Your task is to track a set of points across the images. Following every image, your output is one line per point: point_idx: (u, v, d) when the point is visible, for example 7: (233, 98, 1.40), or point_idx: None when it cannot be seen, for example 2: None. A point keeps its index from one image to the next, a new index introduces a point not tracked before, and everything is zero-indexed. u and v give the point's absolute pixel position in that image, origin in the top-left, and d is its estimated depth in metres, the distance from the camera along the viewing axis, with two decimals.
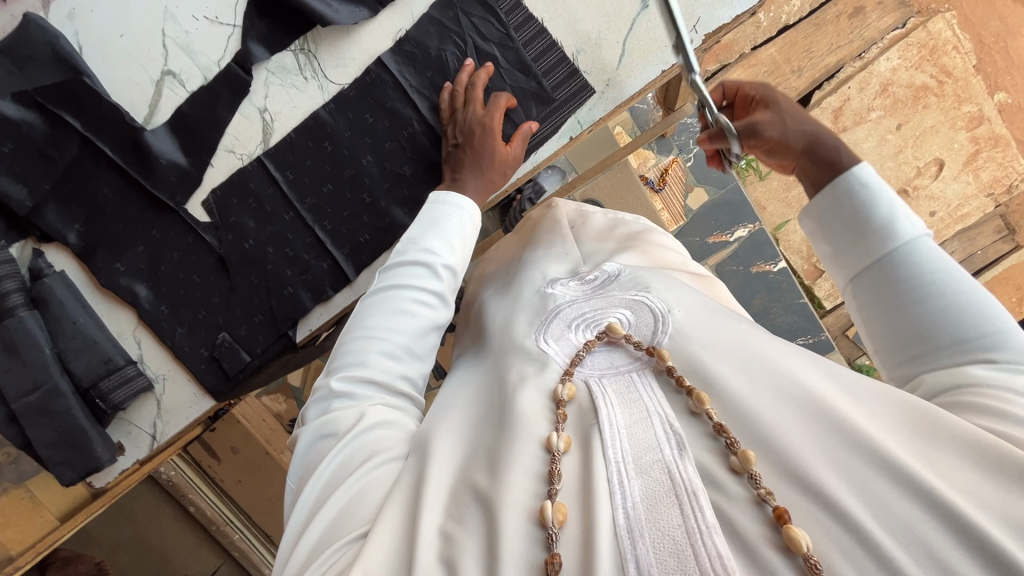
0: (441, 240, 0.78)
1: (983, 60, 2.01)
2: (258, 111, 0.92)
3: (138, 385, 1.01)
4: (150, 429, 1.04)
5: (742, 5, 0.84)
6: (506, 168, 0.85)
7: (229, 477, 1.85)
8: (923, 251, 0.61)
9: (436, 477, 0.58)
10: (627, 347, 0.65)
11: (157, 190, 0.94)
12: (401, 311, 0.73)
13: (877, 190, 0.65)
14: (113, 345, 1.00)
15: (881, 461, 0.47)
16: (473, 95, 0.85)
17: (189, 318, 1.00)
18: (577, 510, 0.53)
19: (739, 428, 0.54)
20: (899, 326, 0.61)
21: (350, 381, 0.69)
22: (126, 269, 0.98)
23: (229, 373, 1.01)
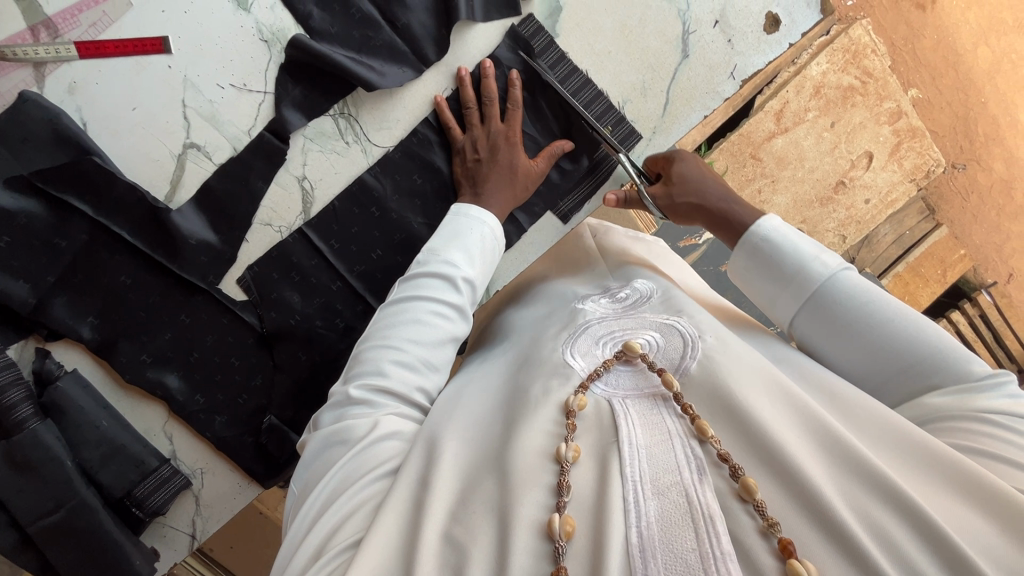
0: (462, 253, 0.76)
1: (897, 61, 1.95)
2: (297, 180, 0.86)
3: (175, 486, 0.91)
4: (189, 529, 0.94)
5: (774, 51, 0.89)
6: (528, 181, 0.84)
7: (219, 543, 1.72)
8: (845, 285, 0.64)
9: (438, 489, 0.54)
10: (643, 368, 0.62)
11: (187, 272, 0.86)
12: (420, 321, 0.70)
13: (787, 239, 0.67)
14: (142, 444, 0.90)
15: (890, 495, 0.46)
16: (489, 108, 0.84)
17: (228, 404, 0.92)
18: (588, 523, 0.50)
19: (750, 456, 0.51)
20: (857, 360, 0.62)
21: (369, 389, 0.65)
22: (153, 359, 0.88)
23: (278, 458, 0.93)
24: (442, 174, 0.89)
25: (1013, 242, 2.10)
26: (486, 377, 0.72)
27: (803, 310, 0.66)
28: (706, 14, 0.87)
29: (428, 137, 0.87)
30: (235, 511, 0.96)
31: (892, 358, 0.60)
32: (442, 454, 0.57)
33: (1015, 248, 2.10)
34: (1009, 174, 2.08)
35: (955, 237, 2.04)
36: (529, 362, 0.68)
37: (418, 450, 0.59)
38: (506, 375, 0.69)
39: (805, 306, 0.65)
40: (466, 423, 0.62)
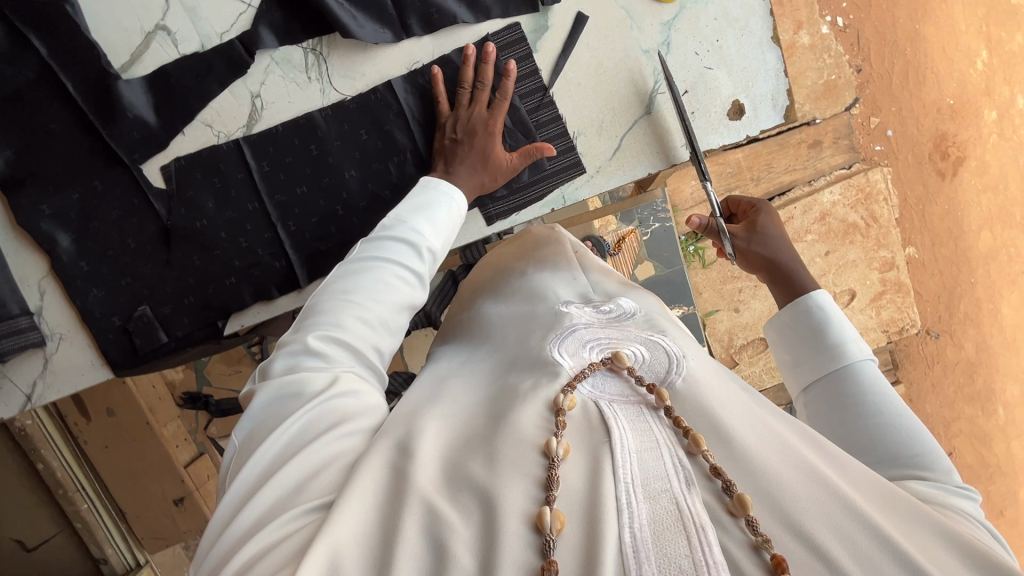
0: (427, 224, 0.76)
1: (904, 217, 2.01)
2: (249, 96, 0.88)
3: (28, 340, 0.91)
4: (27, 389, 0.94)
5: (730, 138, 0.92)
6: (498, 175, 0.86)
7: (96, 440, 1.76)
8: (867, 373, 0.67)
9: (418, 458, 0.53)
10: (628, 380, 0.62)
11: (115, 142, 0.87)
12: (378, 281, 0.69)
13: (839, 320, 0.71)
14: (12, 290, 0.90)
15: (875, 532, 0.46)
16: (479, 91, 0.86)
17: (109, 281, 0.92)
18: (580, 519, 0.48)
19: (743, 475, 0.51)
20: (844, 438, 0.64)
21: (327, 342, 0.63)
22: (52, 213, 0.89)
23: (139, 350, 0.93)
24: (380, 144, 0.90)
25: (961, 423, 2.12)
26: (472, 367, 0.71)
27: (820, 380, 0.69)
28: (680, 82, 0.90)
29: (385, 100, 0.89)
30: (79, 388, 0.96)
31: (867, 441, 0.63)
32: (423, 430, 0.57)
33: (962, 429, 2.12)
34: (976, 358, 2.12)
35: (908, 399, 2.07)
36: (515, 364, 0.67)
37: (398, 424, 0.58)
38: (493, 367, 0.70)
39: (817, 377, 0.69)
40: (453, 405, 0.63)
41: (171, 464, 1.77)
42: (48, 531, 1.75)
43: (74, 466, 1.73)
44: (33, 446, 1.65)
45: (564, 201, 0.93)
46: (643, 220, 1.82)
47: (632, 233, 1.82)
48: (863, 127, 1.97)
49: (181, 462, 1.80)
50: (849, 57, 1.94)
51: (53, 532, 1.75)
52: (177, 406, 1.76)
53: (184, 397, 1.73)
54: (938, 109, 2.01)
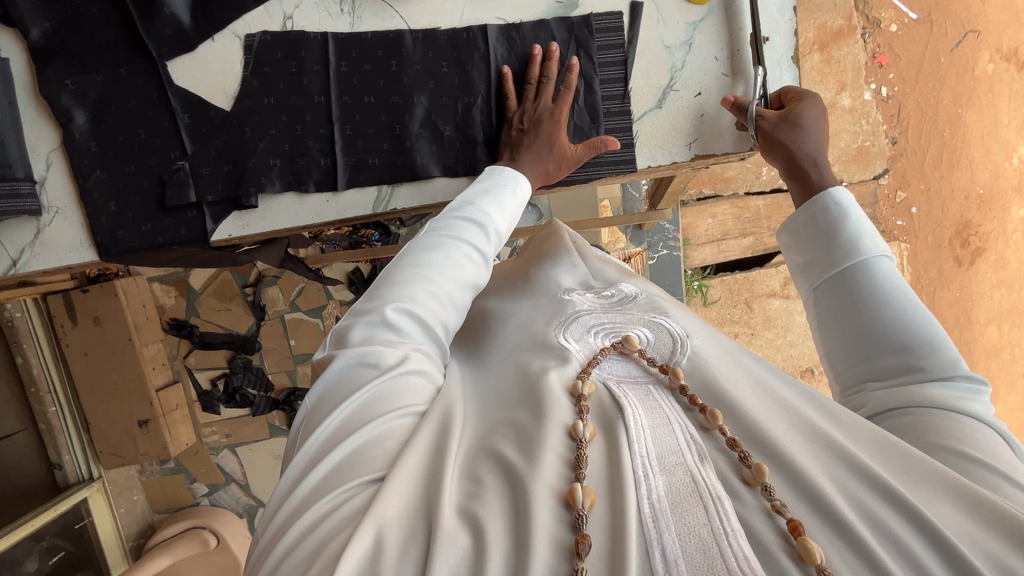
0: (492, 204, 0.76)
1: None
2: (282, 17, 0.92)
3: (25, 206, 0.94)
4: (15, 254, 0.98)
5: (732, 148, 0.93)
6: (563, 163, 0.87)
7: (76, 346, 2.01)
8: (882, 269, 0.66)
9: (451, 440, 0.54)
10: (639, 362, 0.63)
11: (147, 35, 0.91)
12: (450, 256, 0.68)
13: (857, 216, 0.69)
14: (21, 155, 0.94)
15: (892, 497, 0.46)
16: (544, 86, 0.90)
17: (114, 166, 0.95)
18: (603, 496, 0.49)
19: (757, 446, 0.52)
20: (854, 331, 0.65)
21: (398, 314, 0.62)
22: (74, 90, 0.93)
23: (165, 203, 0.95)
24: (445, 85, 0.93)
25: None
26: (492, 340, 0.72)
27: (832, 276, 0.68)
28: (694, 82, 0.92)
29: (409, 44, 0.92)
30: (64, 264, 0.99)
31: (877, 336, 0.64)
32: (456, 411, 0.58)
33: None
34: None
35: None
36: (527, 342, 0.67)
37: (433, 411, 0.58)
38: (518, 333, 0.70)
39: (826, 275, 0.69)
40: (482, 383, 0.65)
41: (143, 384, 2.03)
42: (14, 425, 2.04)
43: (51, 364, 2.02)
44: (18, 340, 1.95)
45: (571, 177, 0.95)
46: (651, 245, 2.06)
47: (640, 255, 2.07)
48: (889, 200, 2.01)
49: (155, 386, 2.05)
50: (887, 128, 1.96)
51: (19, 428, 2.05)
52: (166, 329, 2.12)
53: (172, 322, 2.11)
54: (967, 195, 2.01)
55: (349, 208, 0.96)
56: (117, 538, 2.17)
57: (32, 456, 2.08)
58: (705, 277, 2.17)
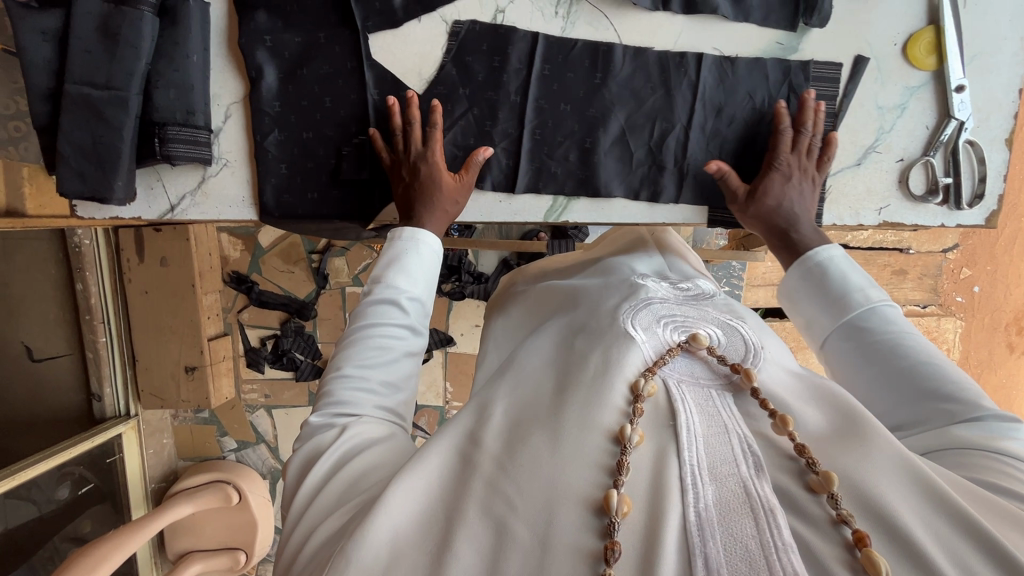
0: (405, 274, 0.73)
1: None
2: (494, 9, 0.90)
3: (198, 154, 0.92)
4: (175, 200, 0.96)
5: (921, 220, 0.92)
6: (458, 199, 0.84)
7: (139, 283, 1.80)
8: (874, 316, 0.67)
9: (486, 444, 0.54)
10: (706, 360, 0.60)
11: (356, 4, 0.89)
12: (369, 348, 0.68)
13: (841, 270, 0.71)
14: (204, 102, 0.91)
15: (967, 522, 0.43)
16: (412, 130, 0.85)
17: (293, 129, 0.93)
18: (643, 503, 0.47)
19: (823, 458, 0.49)
20: (880, 388, 0.64)
21: (330, 416, 0.64)
22: (271, 46, 0.91)
23: (342, 174, 0.93)
24: (646, 108, 0.91)
25: None
26: (545, 327, 0.71)
27: (837, 332, 0.69)
28: (900, 149, 0.90)
29: (616, 59, 0.90)
30: (220, 217, 0.98)
31: (898, 382, 0.62)
32: (493, 413, 0.57)
33: None
34: None
35: None
36: (586, 329, 0.65)
37: (469, 411, 0.59)
38: (567, 323, 0.69)
39: (832, 329, 0.70)
40: (524, 371, 0.63)
41: (196, 333, 1.84)
42: (60, 349, 1.81)
43: (110, 296, 1.80)
44: (84, 265, 1.71)
45: None
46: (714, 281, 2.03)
47: None
48: (953, 275, 1.99)
49: (207, 334, 1.87)
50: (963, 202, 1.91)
51: (64, 352, 1.82)
52: (227, 282, 1.96)
53: (234, 275, 1.96)
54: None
55: (521, 212, 0.94)
56: (142, 476, 1.99)
57: (70, 385, 1.86)
58: None
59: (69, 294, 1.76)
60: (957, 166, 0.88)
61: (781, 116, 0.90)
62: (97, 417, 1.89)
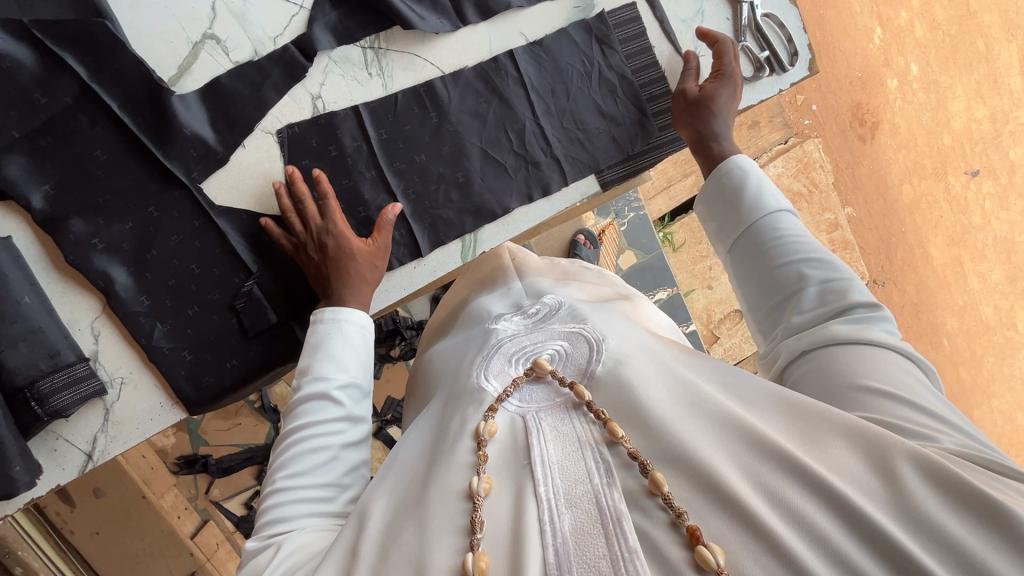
0: (330, 361, 0.69)
1: (840, 181, 2.31)
2: (310, 99, 0.86)
3: (88, 389, 0.81)
4: (88, 447, 0.84)
5: (765, 93, 0.99)
6: (375, 259, 0.83)
7: (83, 528, 1.47)
8: (778, 218, 0.74)
9: (364, 551, 0.48)
10: (553, 383, 0.57)
11: (171, 162, 0.82)
12: (306, 448, 0.62)
13: (748, 178, 0.78)
14: (63, 335, 0.81)
15: (790, 465, 0.44)
16: (307, 208, 0.81)
17: (175, 313, 0.85)
18: (504, 556, 0.44)
19: (650, 447, 0.48)
20: (773, 286, 0.70)
21: (270, 534, 0.57)
22: (106, 246, 0.82)
23: (248, 331, 0.87)
24: (492, 119, 0.92)
25: None
26: (424, 413, 0.66)
27: (743, 234, 0.75)
28: None
29: (441, 92, 0.90)
30: (148, 435, 0.87)
31: (788, 279, 0.69)
32: (371, 515, 0.51)
33: None
34: (918, 300, 2.42)
35: None
36: (451, 399, 0.62)
37: (348, 526, 0.52)
38: (436, 407, 0.64)
39: (738, 232, 0.76)
40: (399, 468, 0.57)
41: (174, 538, 1.56)
42: None
43: (58, 561, 1.43)
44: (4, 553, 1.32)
45: (639, 167, 0.98)
46: (619, 213, 2.11)
47: (611, 225, 2.10)
48: (793, 105, 2.25)
49: (187, 533, 1.58)
50: None
51: None
52: (178, 472, 1.57)
53: (182, 461, 1.56)
54: (851, 81, 2.29)
55: (438, 269, 0.92)
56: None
57: None
58: (666, 226, 2.29)
59: None
60: (767, 39, 0.98)
61: (606, 68, 0.95)
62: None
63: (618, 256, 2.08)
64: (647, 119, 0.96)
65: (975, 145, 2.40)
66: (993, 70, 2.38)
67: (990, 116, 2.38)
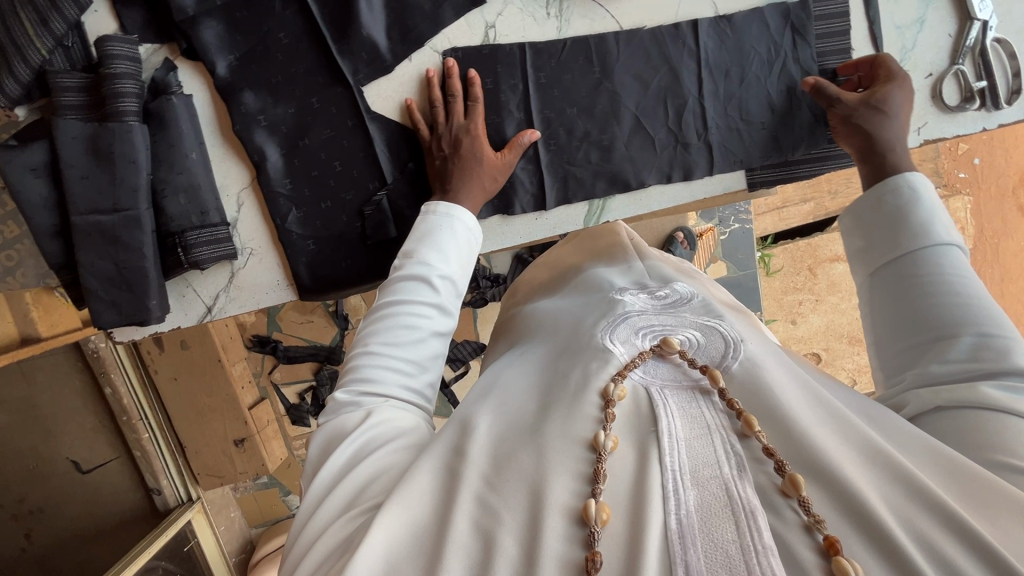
0: (434, 251, 0.70)
1: (979, 250, 2.06)
2: (484, 26, 0.86)
3: (223, 250, 0.89)
4: (209, 301, 0.92)
5: (962, 129, 0.88)
6: (496, 174, 0.81)
7: (166, 373, 1.65)
8: (942, 252, 0.66)
9: (474, 456, 0.49)
10: (679, 364, 0.56)
11: (343, 60, 0.85)
12: (398, 325, 0.64)
13: (927, 200, 0.70)
14: (214, 196, 0.88)
15: (947, 515, 0.40)
16: (454, 105, 0.83)
17: (310, 203, 0.90)
18: (624, 510, 0.44)
19: (789, 451, 0.46)
20: (913, 324, 0.64)
21: (355, 395, 0.60)
22: (268, 125, 0.87)
23: (368, 238, 0.90)
24: (655, 88, 0.87)
25: None
26: (531, 354, 0.66)
27: (895, 261, 0.68)
28: (927, 65, 0.87)
29: (611, 48, 0.86)
30: (259, 306, 0.94)
31: (932, 319, 0.62)
32: (477, 426, 0.52)
33: None
34: None
35: None
36: (569, 350, 0.62)
37: (449, 428, 0.54)
38: (547, 353, 0.64)
39: (888, 258, 0.69)
40: (507, 395, 0.57)
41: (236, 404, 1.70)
42: (106, 455, 1.62)
43: (140, 393, 1.60)
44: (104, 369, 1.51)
45: (794, 175, 0.92)
46: (722, 221, 2.00)
47: (711, 231, 2.00)
48: (952, 153, 2.02)
49: (247, 404, 1.69)
50: None
51: (111, 457, 1.63)
52: (250, 347, 1.74)
53: (255, 339, 1.72)
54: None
55: (557, 226, 0.91)
56: (223, 554, 1.80)
57: (127, 490, 1.66)
58: (767, 247, 2.14)
59: (97, 397, 1.56)
60: (988, 67, 0.86)
61: (791, 60, 0.87)
62: (160, 511, 1.68)
63: (709, 264, 1.99)
64: (820, 124, 0.88)
65: None
66: None
67: None
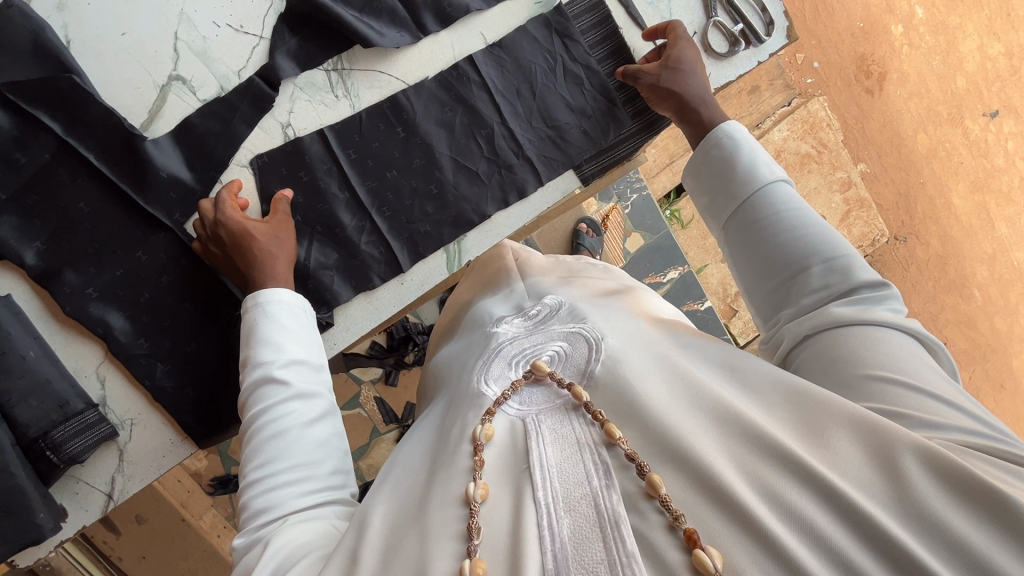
0: (266, 347, 0.69)
1: (850, 138, 2.23)
2: (280, 127, 0.87)
3: (100, 433, 0.84)
4: (107, 487, 0.86)
5: (743, 67, 0.96)
6: (281, 232, 0.81)
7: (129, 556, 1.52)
8: (775, 191, 0.71)
9: (364, 559, 0.47)
10: (553, 386, 0.57)
11: (152, 207, 0.84)
12: (266, 437, 0.62)
13: (747, 146, 0.76)
14: (70, 384, 0.83)
15: (791, 462, 0.44)
16: (206, 213, 0.80)
17: (175, 352, 0.87)
18: (502, 562, 0.44)
19: (650, 449, 0.48)
20: (771, 265, 0.67)
21: (256, 531, 0.56)
22: (100, 294, 0.84)
23: None
24: (461, 127, 0.91)
25: (947, 313, 2.34)
26: (428, 418, 0.66)
27: (739, 209, 0.72)
28: (688, 26, 0.95)
29: (406, 106, 0.89)
30: (162, 471, 0.90)
31: (784, 255, 0.66)
32: (371, 523, 0.51)
33: (948, 318, 2.34)
34: (943, 252, 2.33)
35: None
36: (454, 404, 0.62)
37: (350, 531, 0.52)
38: (438, 414, 0.65)
39: (733, 208, 0.73)
40: (400, 480, 0.57)
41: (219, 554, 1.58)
42: None
43: None
44: None
45: (617, 159, 0.97)
46: (621, 196, 2.08)
47: (615, 209, 2.07)
48: (793, 65, 2.17)
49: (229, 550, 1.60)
50: None
51: None
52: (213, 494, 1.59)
53: (216, 482, 1.58)
54: (852, 33, 2.20)
55: (425, 281, 0.92)
56: None
57: None
58: (672, 204, 2.24)
59: None
60: (739, 11, 0.95)
61: (570, 61, 0.93)
62: None
63: (624, 240, 2.04)
64: (617, 107, 0.94)
65: (993, 84, 2.34)
66: (1002, 3, 2.33)
67: (1005, 52, 2.32)
